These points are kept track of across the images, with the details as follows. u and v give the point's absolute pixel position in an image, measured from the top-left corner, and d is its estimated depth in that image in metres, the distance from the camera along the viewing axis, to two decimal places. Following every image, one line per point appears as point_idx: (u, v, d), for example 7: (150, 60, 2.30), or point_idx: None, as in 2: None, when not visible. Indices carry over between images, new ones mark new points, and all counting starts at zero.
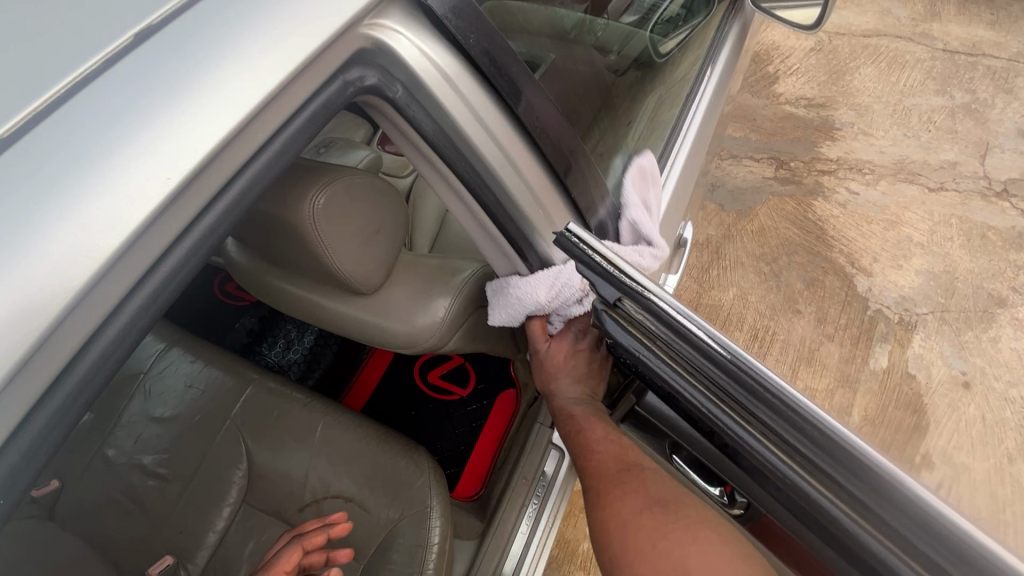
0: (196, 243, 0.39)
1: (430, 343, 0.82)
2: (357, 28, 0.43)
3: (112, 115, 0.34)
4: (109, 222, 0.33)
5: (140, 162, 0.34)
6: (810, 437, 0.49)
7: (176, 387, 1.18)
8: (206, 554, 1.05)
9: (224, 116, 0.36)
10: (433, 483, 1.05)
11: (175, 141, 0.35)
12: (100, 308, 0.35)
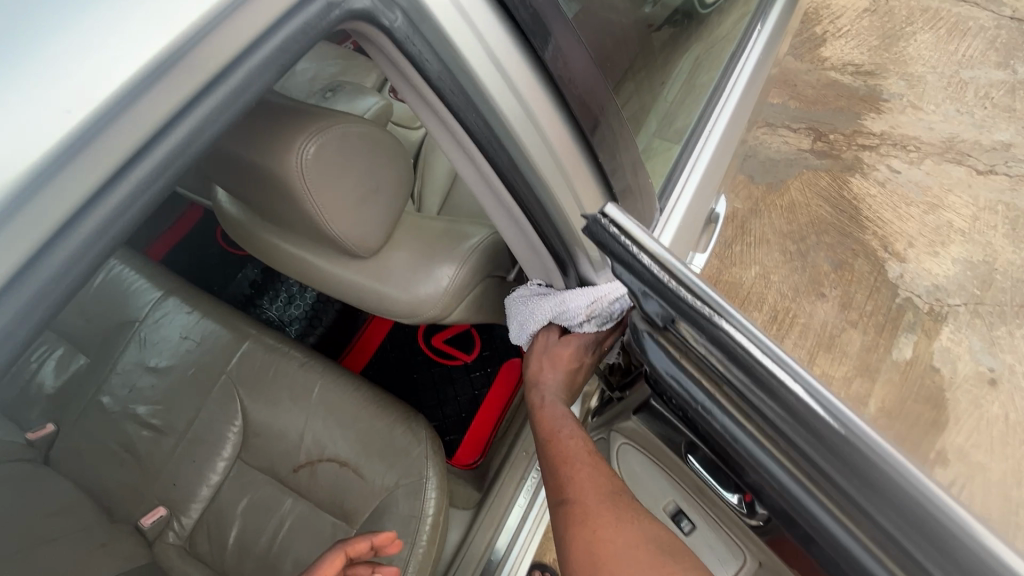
0: (132, 194, 0.33)
1: (432, 314, 0.76)
2: None
3: (20, 27, 0.28)
4: (1, 164, 0.27)
5: (39, 89, 0.28)
6: (849, 462, 0.45)
7: (171, 338, 1.14)
8: (200, 507, 1.05)
9: (152, 39, 0.30)
10: (429, 453, 1.02)
11: (82, 66, 0.28)
12: (6, 261, 0.29)
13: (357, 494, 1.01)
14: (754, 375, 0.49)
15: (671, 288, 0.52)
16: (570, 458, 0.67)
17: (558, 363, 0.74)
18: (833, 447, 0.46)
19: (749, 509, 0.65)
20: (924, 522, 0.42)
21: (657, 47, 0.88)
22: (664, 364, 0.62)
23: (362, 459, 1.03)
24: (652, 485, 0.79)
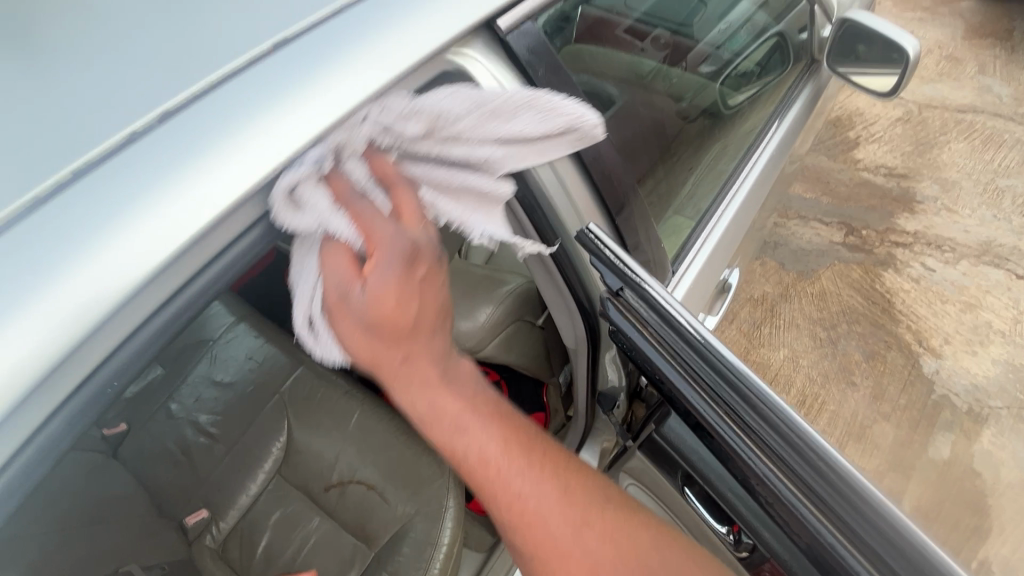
0: (232, 256, 0.43)
1: (468, 346, 0.89)
2: (443, 54, 0.50)
3: (186, 139, 0.38)
4: (160, 234, 0.36)
5: (210, 177, 0.38)
6: (766, 417, 0.54)
7: (237, 357, 1.29)
8: (236, 515, 1.14)
9: (295, 134, 0.40)
10: (450, 486, 1.08)
11: (243, 158, 0.39)
12: (125, 324, 0.37)
13: (380, 518, 1.08)
14: (685, 338, 0.60)
15: (620, 267, 0.61)
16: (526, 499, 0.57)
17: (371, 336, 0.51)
18: (758, 410, 0.55)
19: (737, 537, 0.70)
20: (829, 477, 0.50)
21: (682, 142, 1.03)
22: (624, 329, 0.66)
23: (388, 485, 1.11)
24: None
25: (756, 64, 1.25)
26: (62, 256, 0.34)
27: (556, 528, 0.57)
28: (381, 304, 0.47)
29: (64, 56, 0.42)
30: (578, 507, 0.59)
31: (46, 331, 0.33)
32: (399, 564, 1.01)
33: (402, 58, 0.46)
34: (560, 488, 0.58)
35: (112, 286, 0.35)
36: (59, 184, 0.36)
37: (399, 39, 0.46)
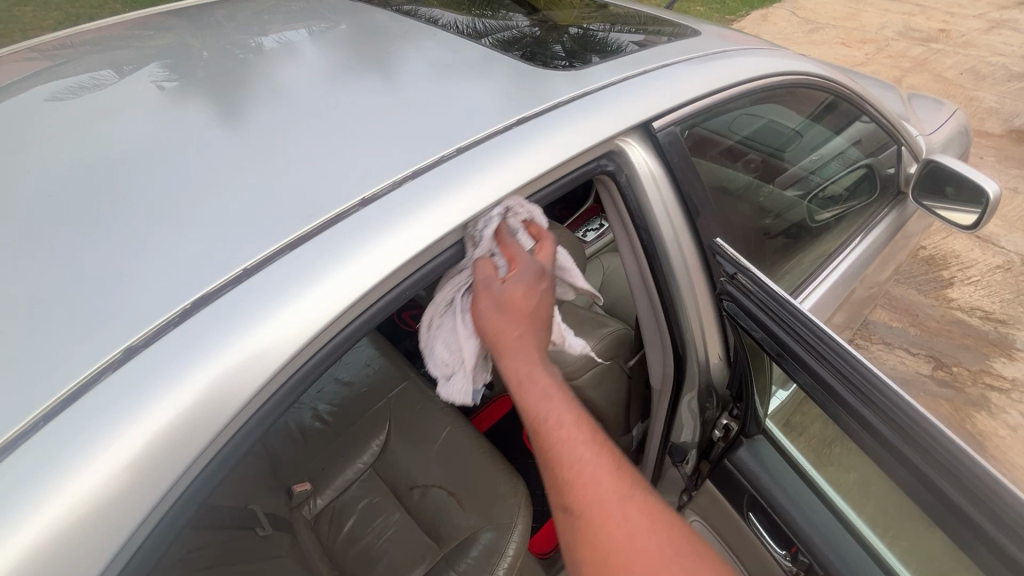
0: (454, 252, 0.68)
1: (568, 371, 1.07)
2: (614, 139, 0.79)
3: (455, 176, 0.68)
4: (425, 228, 0.63)
5: (462, 197, 0.66)
6: (838, 358, 0.70)
7: (359, 361, 1.51)
8: (332, 493, 1.30)
9: (517, 178, 0.70)
10: (522, 506, 1.19)
11: (487, 189, 0.68)
12: (295, 363, 0.55)
13: (454, 523, 1.20)
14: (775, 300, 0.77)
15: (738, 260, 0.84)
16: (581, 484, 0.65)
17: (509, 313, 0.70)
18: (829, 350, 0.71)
19: (793, 559, 0.83)
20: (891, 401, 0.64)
21: (768, 248, 1.21)
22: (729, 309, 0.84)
23: (466, 494, 1.24)
24: None
25: (843, 189, 1.44)
26: (342, 255, 0.59)
27: (625, 523, 0.63)
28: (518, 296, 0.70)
29: (393, 123, 0.75)
30: (654, 521, 0.64)
31: (250, 364, 0.52)
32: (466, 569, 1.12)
33: (589, 136, 0.76)
34: (639, 497, 0.66)
35: (425, 236, 0.63)
36: (410, 175, 0.67)
37: (585, 131, 0.76)
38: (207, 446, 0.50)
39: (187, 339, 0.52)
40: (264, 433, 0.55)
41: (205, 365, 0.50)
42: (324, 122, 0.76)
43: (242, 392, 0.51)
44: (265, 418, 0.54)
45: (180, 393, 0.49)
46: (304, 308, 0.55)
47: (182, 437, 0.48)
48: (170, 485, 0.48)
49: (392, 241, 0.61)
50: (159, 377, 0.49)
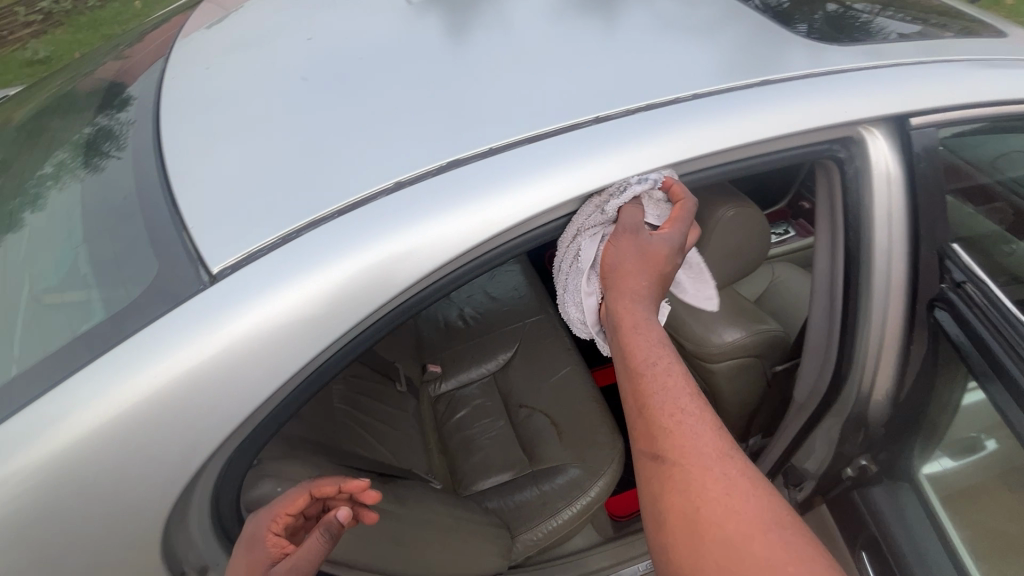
0: (654, 190, 0.71)
1: (709, 354, 1.06)
2: (858, 127, 0.76)
3: (681, 118, 0.71)
4: (637, 159, 0.68)
5: (682, 141, 0.70)
6: None
7: (509, 284, 1.68)
8: (454, 385, 1.48)
9: (738, 136, 0.71)
10: (614, 461, 1.25)
11: (707, 138, 0.70)
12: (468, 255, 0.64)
13: (552, 448, 1.29)
14: (1003, 318, 0.72)
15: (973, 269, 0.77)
16: (690, 410, 0.62)
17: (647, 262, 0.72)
18: None
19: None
20: None
21: None
22: (945, 322, 0.80)
23: (568, 428, 1.31)
24: None
25: None
26: (564, 164, 0.67)
27: (721, 478, 0.58)
28: (649, 253, 0.72)
29: (637, 57, 0.78)
30: (747, 481, 0.58)
31: (438, 244, 0.62)
32: (550, 490, 1.21)
33: (838, 114, 0.73)
34: (733, 455, 0.60)
35: (633, 166, 0.68)
36: (643, 106, 0.72)
37: (827, 106, 0.73)
38: (426, 277, 0.63)
39: (387, 213, 0.62)
40: (459, 287, 0.67)
41: (440, 219, 0.63)
42: (574, 44, 0.82)
43: (464, 246, 0.63)
44: (428, 296, 0.65)
45: (372, 248, 0.61)
46: (495, 209, 0.64)
47: (415, 262, 0.62)
48: (378, 306, 0.61)
49: (608, 162, 0.68)
50: (363, 233, 0.61)
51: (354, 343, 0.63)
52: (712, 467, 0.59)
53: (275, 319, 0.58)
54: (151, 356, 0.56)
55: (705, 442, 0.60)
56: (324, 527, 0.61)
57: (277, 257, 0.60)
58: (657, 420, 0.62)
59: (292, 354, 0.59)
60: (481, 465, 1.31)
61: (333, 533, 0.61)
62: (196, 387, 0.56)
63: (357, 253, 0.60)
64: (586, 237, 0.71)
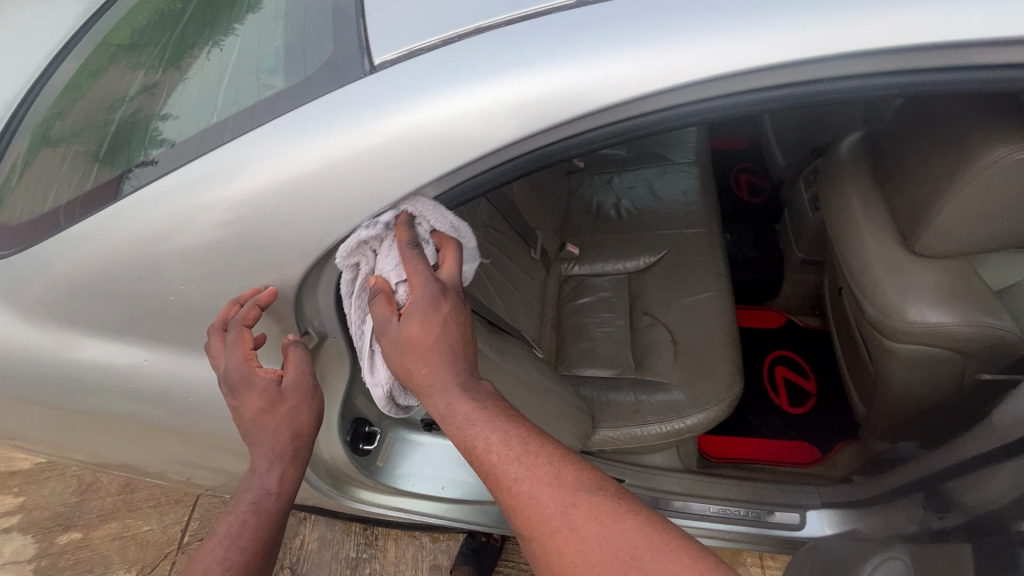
0: (902, 82, 0.57)
1: (890, 329, 0.85)
2: None
3: None
4: (894, 32, 0.53)
5: (969, 19, 0.53)
6: None
7: (678, 185, 1.51)
8: (586, 271, 1.45)
9: None
10: (726, 401, 1.15)
11: (1009, 22, 0.53)
12: (636, 110, 0.58)
13: (660, 364, 1.23)
14: None
15: None
16: (525, 466, 0.59)
17: (426, 336, 0.63)
18: None
19: None
20: None
21: None
22: None
23: (686, 353, 1.22)
24: None
25: None
26: (790, 23, 0.54)
27: (575, 534, 0.55)
28: (408, 327, 0.62)
29: None
30: (599, 524, 0.56)
31: (605, 88, 0.56)
32: (646, 402, 1.16)
33: None
34: (577, 500, 0.57)
35: (882, 39, 0.54)
36: None
37: None
38: (581, 122, 0.58)
39: (561, 44, 0.57)
40: (611, 145, 0.61)
41: (615, 59, 0.56)
42: None
43: (630, 95, 0.56)
44: (574, 145, 0.60)
45: (530, 76, 0.56)
46: (682, 61, 0.55)
47: (573, 103, 0.57)
48: (518, 139, 0.58)
49: (848, 29, 0.54)
50: (527, 57, 0.57)
51: (490, 176, 0.62)
52: (554, 509, 0.57)
53: (426, 126, 0.58)
54: (317, 131, 0.61)
55: (545, 503, 0.57)
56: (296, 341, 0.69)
57: (439, 62, 0.59)
58: (506, 497, 0.58)
59: (429, 160, 0.59)
60: (586, 353, 1.31)
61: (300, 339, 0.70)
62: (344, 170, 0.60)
63: (515, 80, 0.57)
64: (421, 222, 0.64)
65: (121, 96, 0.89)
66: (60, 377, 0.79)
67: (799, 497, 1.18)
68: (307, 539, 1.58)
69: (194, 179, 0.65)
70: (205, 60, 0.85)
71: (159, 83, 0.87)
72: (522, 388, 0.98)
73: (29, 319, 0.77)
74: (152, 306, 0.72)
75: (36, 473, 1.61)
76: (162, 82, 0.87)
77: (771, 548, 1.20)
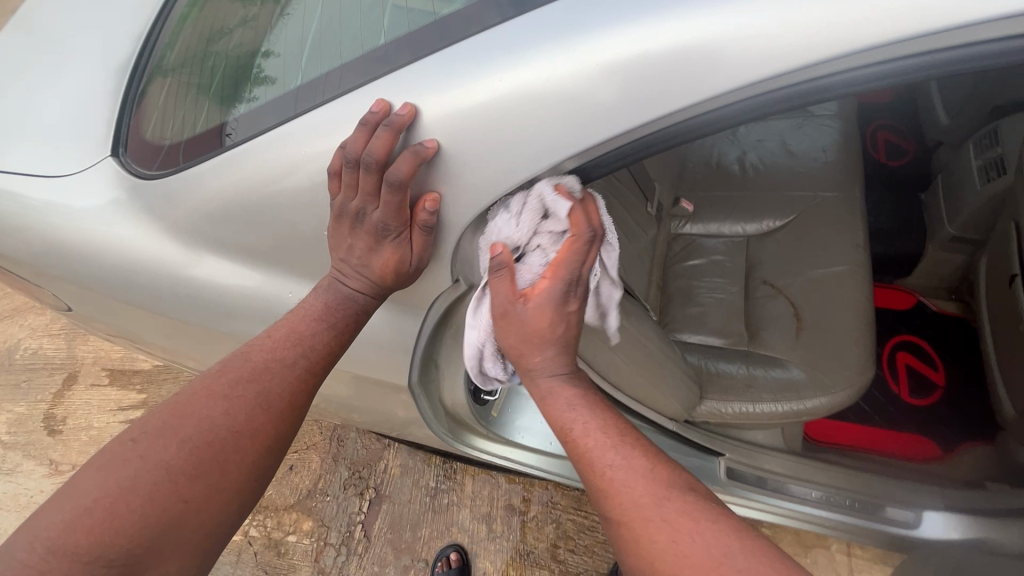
0: None
1: None
2: None
3: None
4: None
5: None
6: None
7: (816, 141, 1.35)
8: (699, 231, 1.34)
9: None
10: (854, 386, 1.06)
11: None
12: (905, 49, 0.45)
13: (779, 340, 1.13)
14: None
15: None
16: (590, 424, 0.60)
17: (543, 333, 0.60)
18: None
19: None
20: None
21: None
22: None
23: (811, 329, 1.12)
24: None
25: None
26: None
27: (623, 477, 0.56)
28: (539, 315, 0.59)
29: None
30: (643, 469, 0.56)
31: (872, 17, 0.43)
32: (760, 378, 1.09)
33: None
34: (624, 451, 0.58)
35: None
36: None
37: None
38: (829, 62, 0.45)
39: None
40: (850, 94, 0.49)
41: None
42: None
43: (906, 29, 0.43)
44: (805, 92, 0.48)
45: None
46: None
47: (825, 36, 0.44)
48: (740, 83, 0.47)
49: None
50: None
51: (687, 125, 0.51)
52: (606, 455, 0.57)
53: (624, 60, 0.48)
54: (499, 60, 0.52)
55: (601, 449, 0.58)
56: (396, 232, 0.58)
57: None
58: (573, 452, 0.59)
59: (641, 102, 0.49)
60: (694, 319, 1.22)
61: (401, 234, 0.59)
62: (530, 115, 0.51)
63: (749, 3, 0.45)
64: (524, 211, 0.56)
65: (226, 27, 0.87)
66: (199, 297, 0.82)
67: (916, 495, 1.10)
68: (390, 465, 1.67)
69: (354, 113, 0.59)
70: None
71: (258, 17, 0.85)
72: (643, 356, 0.92)
73: (177, 239, 0.78)
74: (293, 236, 0.71)
75: (154, 375, 1.79)
76: (259, 14, 0.85)
77: (876, 543, 1.13)
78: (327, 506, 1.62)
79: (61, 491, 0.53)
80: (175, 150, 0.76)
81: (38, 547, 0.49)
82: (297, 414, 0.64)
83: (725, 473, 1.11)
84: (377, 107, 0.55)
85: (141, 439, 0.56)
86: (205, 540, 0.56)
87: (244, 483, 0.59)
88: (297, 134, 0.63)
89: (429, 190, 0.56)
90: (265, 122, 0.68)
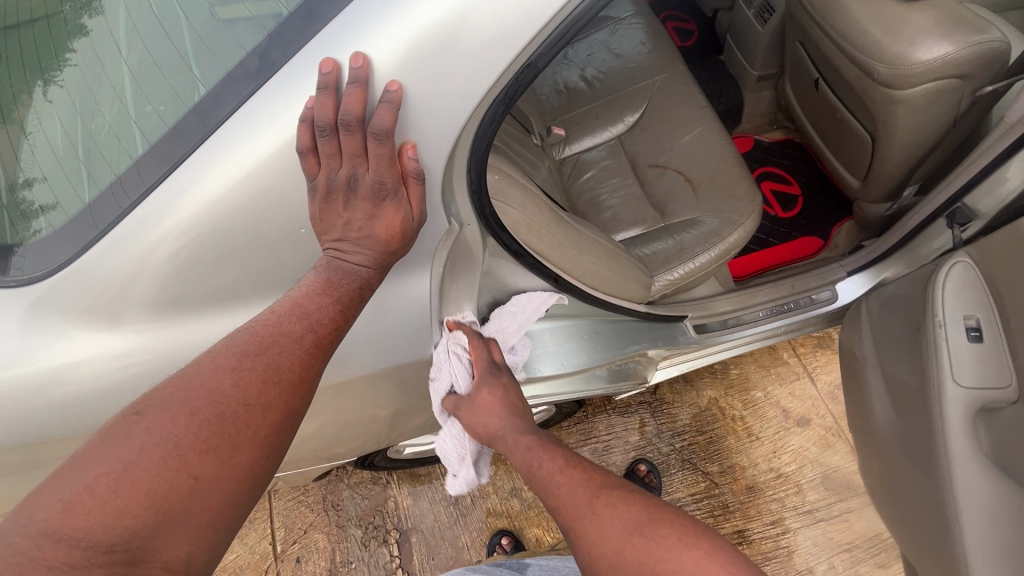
0: None
1: (904, 75, 0.97)
2: None
3: None
4: None
5: None
6: None
7: (633, 38, 1.52)
8: (578, 149, 1.43)
9: None
10: (752, 211, 1.26)
11: None
12: None
13: (684, 203, 1.30)
14: None
15: None
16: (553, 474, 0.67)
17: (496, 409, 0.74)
18: None
19: None
20: None
21: None
22: None
23: (702, 183, 1.30)
24: (905, 366, 0.96)
25: None
26: None
27: (580, 508, 0.62)
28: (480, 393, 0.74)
29: None
30: (591, 494, 0.63)
31: None
32: (687, 239, 1.23)
33: None
34: (594, 491, 0.63)
35: None
36: None
37: None
38: None
39: None
40: None
41: None
42: None
43: None
44: None
45: None
46: None
47: None
48: None
49: None
50: None
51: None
52: (569, 499, 0.64)
53: None
54: None
55: (572, 491, 0.64)
56: (394, 190, 0.58)
57: None
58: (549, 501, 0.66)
59: None
60: (612, 220, 1.33)
61: (402, 193, 0.59)
62: (473, 33, 0.52)
63: None
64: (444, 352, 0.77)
65: None
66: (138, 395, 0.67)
67: (828, 275, 1.33)
68: (400, 499, 1.58)
69: (285, 94, 0.55)
70: (42, 103, 0.66)
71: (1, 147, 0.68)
72: (606, 253, 0.96)
73: (84, 330, 0.64)
74: (241, 270, 0.63)
75: None
76: None
77: (816, 327, 1.36)
78: (357, 571, 1.49)
79: (65, 467, 0.47)
80: (55, 241, 0.62)
81: (33, 530, 0.43)
82: (311, 389, 0.59)
83: (694, 330, 1.24)
84: (328, 68, 0.52)
85: (147, 411, 0.50)
86: (219, 517, 0.50)
87: (260, 462, 0.53)
88: (227, 142, 0.56)
89: (403, 140, 0.56)
90: (169, 160, 0.58)
